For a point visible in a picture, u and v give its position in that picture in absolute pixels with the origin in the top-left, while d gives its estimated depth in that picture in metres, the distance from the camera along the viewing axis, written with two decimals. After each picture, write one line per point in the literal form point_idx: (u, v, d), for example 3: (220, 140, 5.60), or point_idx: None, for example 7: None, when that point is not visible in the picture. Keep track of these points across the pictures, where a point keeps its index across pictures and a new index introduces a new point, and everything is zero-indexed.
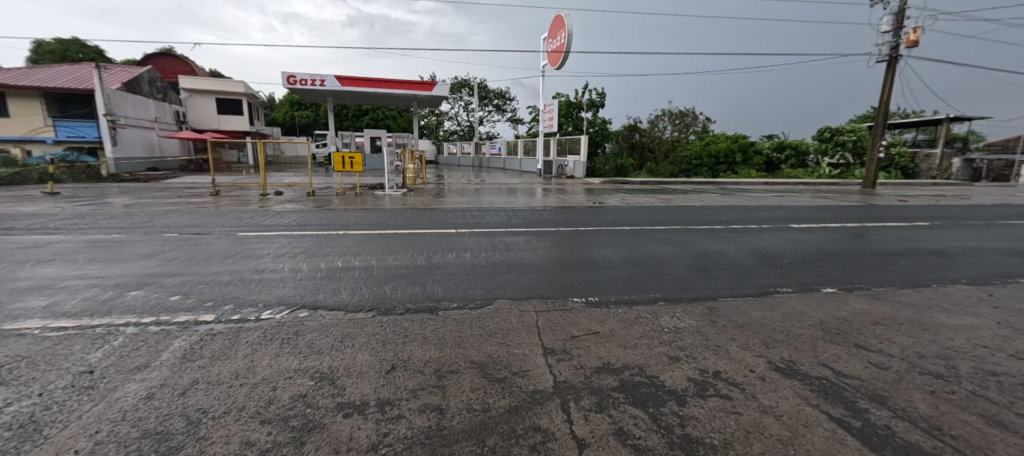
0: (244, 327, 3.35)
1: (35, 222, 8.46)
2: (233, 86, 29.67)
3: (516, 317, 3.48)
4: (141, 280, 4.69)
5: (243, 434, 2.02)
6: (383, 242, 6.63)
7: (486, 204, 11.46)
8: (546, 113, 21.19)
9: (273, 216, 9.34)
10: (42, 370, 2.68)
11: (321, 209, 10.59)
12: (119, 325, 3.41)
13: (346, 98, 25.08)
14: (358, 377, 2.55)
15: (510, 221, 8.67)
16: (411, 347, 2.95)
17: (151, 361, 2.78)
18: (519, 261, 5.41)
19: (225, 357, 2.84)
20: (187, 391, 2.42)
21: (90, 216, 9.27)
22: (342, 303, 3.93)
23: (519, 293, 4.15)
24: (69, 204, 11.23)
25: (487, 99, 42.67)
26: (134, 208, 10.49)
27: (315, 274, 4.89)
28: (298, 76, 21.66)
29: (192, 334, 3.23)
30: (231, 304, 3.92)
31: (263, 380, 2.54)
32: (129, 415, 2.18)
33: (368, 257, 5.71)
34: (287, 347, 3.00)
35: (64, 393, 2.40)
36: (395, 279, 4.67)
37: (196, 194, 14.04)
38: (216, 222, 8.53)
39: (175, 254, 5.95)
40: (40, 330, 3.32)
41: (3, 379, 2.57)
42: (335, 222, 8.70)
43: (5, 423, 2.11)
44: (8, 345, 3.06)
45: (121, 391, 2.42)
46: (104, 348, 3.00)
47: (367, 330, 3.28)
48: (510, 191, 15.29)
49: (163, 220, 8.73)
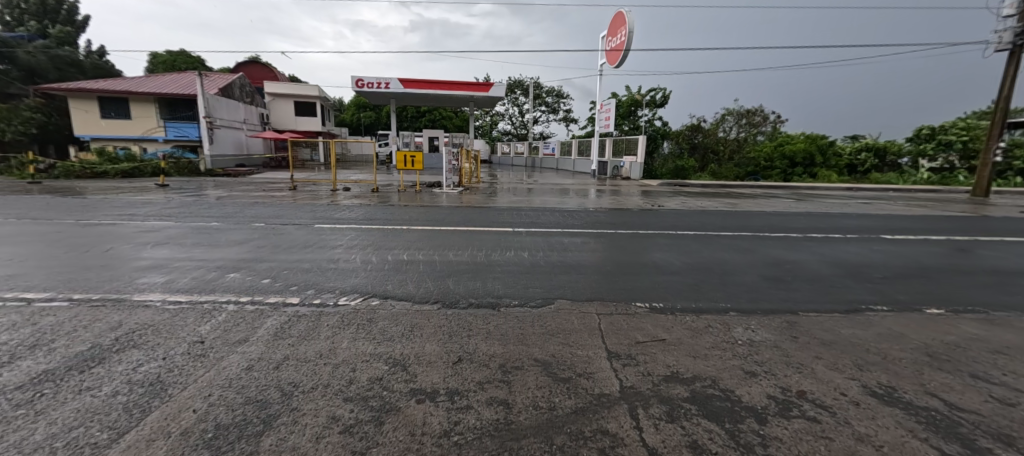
0: (325, 311, 3.65)
1: (151, 210, 9.79)
2: (308, 90, 32.11)
3: (578, 318, 3.46)
4: (237, 264, 5.28)
5: (329, 410, 2.21)
6: (443, 238, 6.87)
7: (537, 205, 11.42)
8: (602, 112, 20.75)
9: (342, 210, 10.06)
10: (164, 337, 3.10)
11: (384, 205, 11.13)
12: (223, 302, 3.86)
13: (408, 100, 26.26)
14: (427, 366, 2.68)
15: (566, 221, 8.62)
16: (477, 340, 3.05)
17: (250, 336, 3.11)
18: (577, 262, 5.35)
19: (310, 338, 3.10)
20: (280, 365, 2.67)
21: (193, 206, 10.58)
22: (409, 294, 4.14)
23: (580, 294, 4.11)
24: (176, 195, 12.84)
25: (541, 98, 42.50)
26: (226, 200, 11.76)
27: (382, 266, 5.18)
28: (366, 79, 22.99)
29: (282, 314, 3.57)
30: (313, 289, 4.29)
31: (344, 361, 2.74)
32: (234, 382, 2.46)
33: (430, 252, 5.94)
34: (362, 332, 3.22)
35: (182, 358, 2.75)
36: (456, 274, 4.83)
37: (276, 188, 15.47)
38: (293, 214, 9.31)
39: (259, 242, 6.57)
40: (162, 302, 3.86)
41: (136, 342, 3.02)
42: (396, 217, 9.20)
43: (141, 378, 2.52)
44: (139, 313, 3.59)
45: (226, 360, 2.73)
46: (212, 321, 3.41)
47: (434, 321, 3.42)
48: (563, 191, 15.28)
49: (250, 211, 9.72)
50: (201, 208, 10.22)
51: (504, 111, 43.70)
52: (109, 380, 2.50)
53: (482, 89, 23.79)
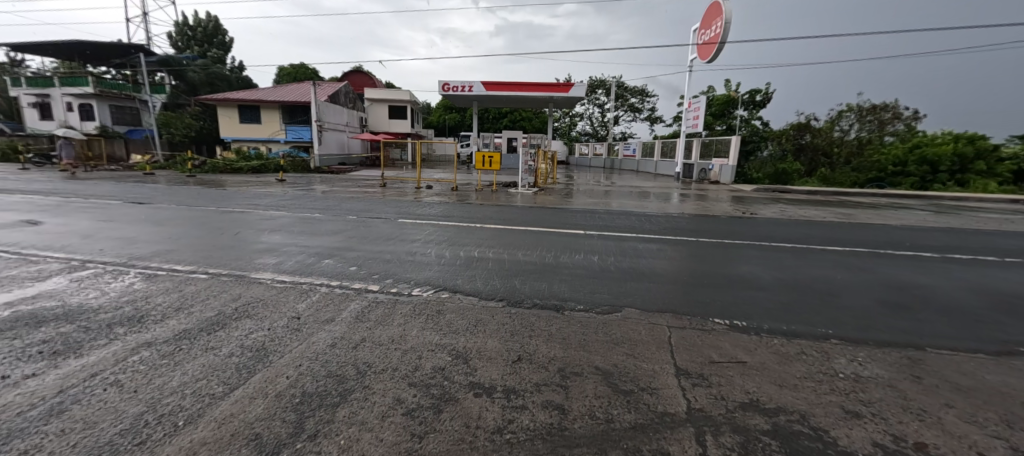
0: (400, 300, 3.88)
1: (269, 201, 11.27)
2: (401, 95, 34.63)
3: (646, 329, 3.27)
4: (331, 251, 5.85)
5: (395, 393, 2.34)
6: (514, 238, 6.94)
7: (614, 208, 11.04)
8: (690, 111, 19.52)
9: (423, 207, 10.65)
10: (270, 311, 3.54)
11: (462, 203, 11.54)
12: (318, 284, 4.30)
13: (490, 102, 26.98)
14: (487, 361, 2.71)
15: (643, 226, 8.23)
16: (538, 341, 3.02)
17: (335, 317, 3.42)
18: (650, 270, 5.07)
19: (384, 323, 3.32)
20: (358, 346, 2.91)
21: (301, 198, 11.97)
22: (476, 290, 4.24)
23: (650, 303, 3.89)
24: (289, 189, 14.64)
25: (621, 97, 41.06)
26: (327, 194, 13.11)
27: (455, 261, 5.38)
28: (452, 83, 24.05)
29: (363, 299, 3.88)
30: (392, 278, 4.60)
31: (412, 348, 2.88)
32: (318, 358, 2.73)
33: (500, 250, 6.03)
34: (431, 322, 3.37)
35: (281, 332, 3.12)
36: (523, 273, 4.84)
37: (369, 185, 16.88)
38: (382, 209, 10.09)
39: (351, 233, 7.20)
40: (272, 280, 4.42)
41: (249, 313, 3.49)
42: (473, 215, 9.51)
43: (248, 346, 2.90)
44: (254, 288, 4.16)
45: (315, 337, 3.05)
46: (307, 300, 3.81)
47: (497, 318, 3.46)
48: (642, 194, 14.65)
49: (346, 205, 10.73)
50: (308, 201, 11.53)
51: (582, 112, 43.00)
52: (225, 344, 2.93)
53: (562, 89, 23.62)
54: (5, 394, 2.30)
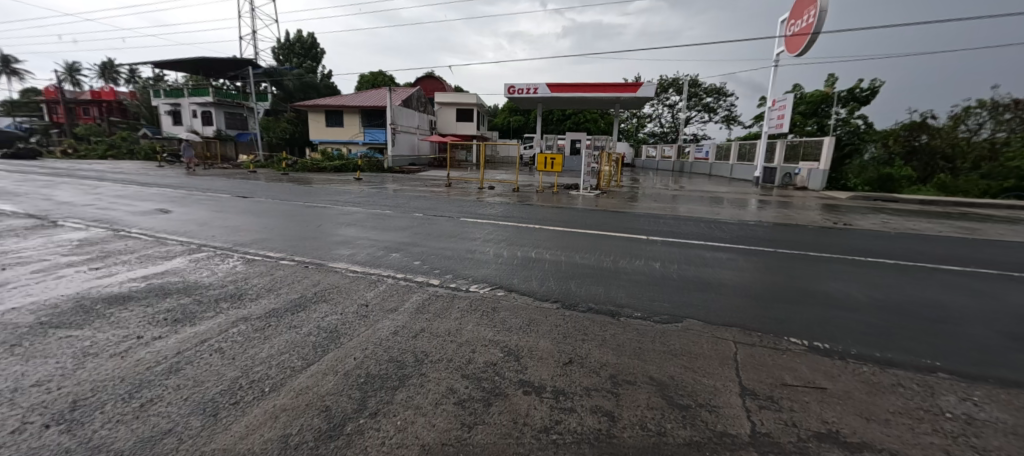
0: (458, 295, 4.01)
1: (346, 198, 12.22)
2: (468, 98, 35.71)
3: (708, 342, 3.08)
4: (398, 246, 6.19)
5: (448, 383, 2.42)
6: (572, 240, 6.87)
7: (681, 213, 10.50)
8: (774, 110, 18.02)
9: (486, 207, 10.91)
10: (342, 297, 3.84)
11: (523, 204, 11.64)
12: (385, 275, 4.58)
13: (554, 104, 26.91)
14: (538, 361, 2.71)
15: (712, 233, 7.74)
16: (591, 345, 2.96)
17: (398, 307, 3.63)
18: (717, 280, 4.75)
19: (442, 316, 3.46)
20: (417, 336, 3.05)
21: (374, 196, 12.82)
22: (532, 290, 4.26)
23: (715, 316, 3.65)
24: (363, 187, 15.75)
25: (694, 97, 38.88)
26: (398, 192, 13.92)
27: (512, 261, 5.44)
28: (517, 85, 24.37)
29: (425, 292, 4.06)
30: (452, 274, 4.77)
31: (466, 342, 2.97)
32: (381, 344, 2.91)
33: (558, 252, 6.00)
34: (486, 318, 3.44)
35: (350, 317, 3.37)
36: (580, 276, 4.78)
37: (435, 184, 17.63)
38: (447, 208, 10.49)
39: (417, 230, 7.59)
40: (346, 269, 4.79)
41: (324, 298, 3.81)
42: (533, 216, 9.56)
43: (322, 328, 3.17)
44: (330, 276, 4.53)
45: (379, 324, 3.26)
46: (375, 290, 4.08)
47: (551, 319, 3.45)
48: (714, 199, 13.78)
49: (414, 203, 11.30)
50: (380, 198, 12.32)
51: (650, 113, 41.39)
52: (304, 324, 3.23)
53: (630, 90, 22.89)
54: (136, 350, 2.73)
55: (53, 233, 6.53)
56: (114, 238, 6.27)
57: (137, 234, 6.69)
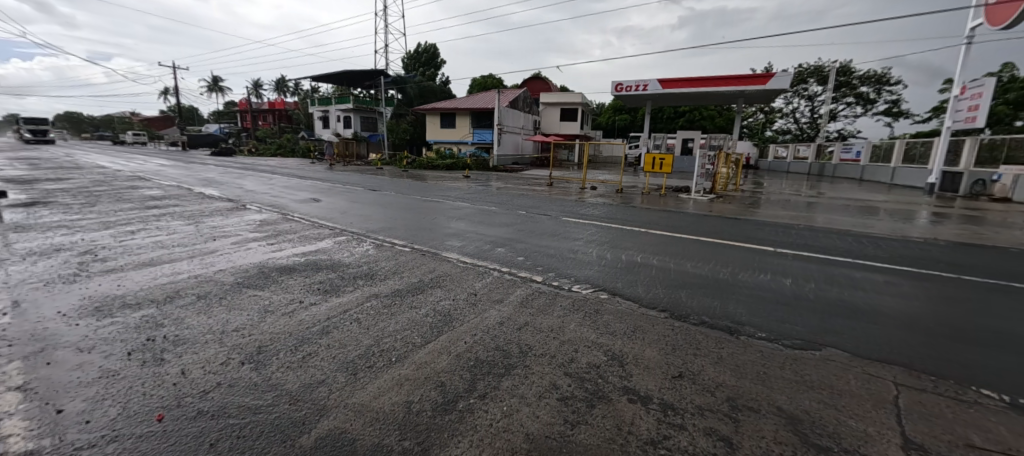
0: (561, 293, 4.05)
1: (456, 194, 13.12)
2: (574, 97, 35.43)
3: (855, 378, 2.63)
4: (503, 241, 6.47)
5: (551, 379, 2.47)
6: (682, 247, 6.42)
7: (817, 223, 9.09)
8: (963, 100, 14.44)
9: (587, 207, 10.77)
10: (455, 285, 4.16)
11: (627, 206, 11.24)
12: (492, 268, 4.83)
13: (666, 100, 25.32)
14: (645, 370, 2.61)
15: (861, 250, 6.55)
16: (705, 362, 2.75)
17: (505, 299, 3.80)
18: (869, 307, 4.00)
19: (546, 312, 3.53)
20: (521, 328, 3.17)
21: (481, 193, 13.55)
22: (637, 296, 4.09)
23: (865, 349, 3.09)
24: (471, 184, 16.73)
25: (843, 86, 33.11)
26: (502, 190, 14.49)
27: (616, 264, 5.29)
28: (626, 82, 23.52)
29: (528, 287, 4.18)
30: (554, 272, 4.83)
31: (569, 341, 2.99)
32: (489, 332, 3.09)
33: (666, 259, 5.66)
34: (589, 319, 3.42)
35: (461, 304, 3.64)
36: (691, 286, 4.45)
37: (538, 183, 17.94)
38: (549, 207, 10.61)
39: (520, 226, 7.83)
40: (457, 260, 5.18)
41: (439, 285, 4.18)
42: (638, 218, 9.16)
43: (438, 310, 3.48)
44: (445, 264, 4.95)
45: (487, 313, 3.46)
46: (482, 281, 4.33)
47: (659, 328, 3.28)
48: (862, 209, 11.63)
49: (518, 201, 11.67)
50: (486, 195, 12.94)
51: (782, 107, 36.39)
52: (423, 306, 3.58)
53: (759, 82, 20.37)
54: (299, 312, 3.32)
55: (243, 214, 8.23)
56: (282, 220, 7.68)
57: (297, 217, 8.10)
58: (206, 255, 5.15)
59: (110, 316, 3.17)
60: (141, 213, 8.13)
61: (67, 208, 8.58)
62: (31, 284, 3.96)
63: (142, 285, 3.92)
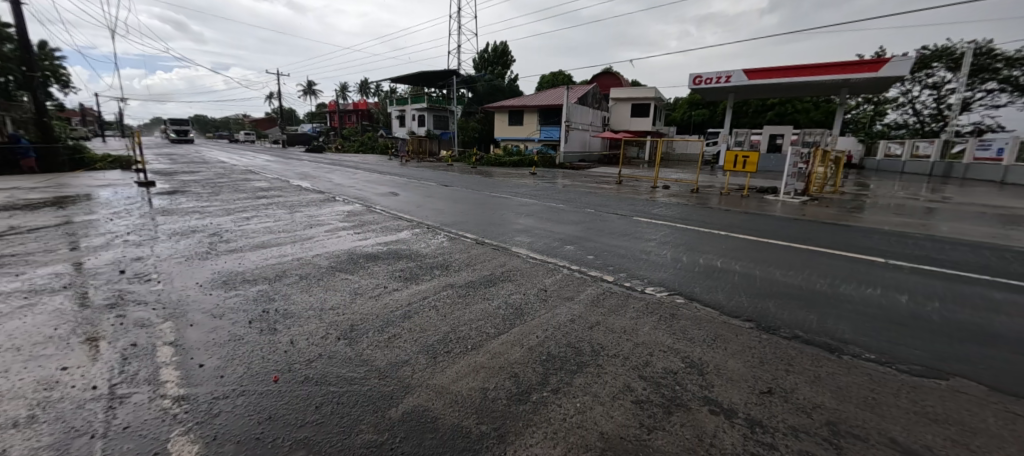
0: (633, 295, 3.92)
1: (523, 190, 13.21)
2: (645, 92, 33.73)
3: (992, 417, 2.23)
4: (573, 239, 6.41)
5: (625, 381, 2.42)
6: (769, 253, 5.88)
7: (940, 233, 7.80)
8: None
9: (658, 207, 10.28)
10: (525, 280, 4.23)
11: (703, 206, 10.55)
12: (561, 265, 4.82)
13: (751, 93, 23.27)
14: (727, 381, 2.45)
15: (1003, 267, 5.50)
16: (798, 379, 2.51)
17: (575, 297, 3.78)
18: (1012, 334, 3.36)
19: (618, 313, 3.44)
20: (593, 327, 3.13)
21: (547, 190, 13.52)
22: (719, 302, 3.84)
23: (1008, 383, 2.61)
24: (538, 181, 16.74)
25: (981, 70, 27.92)
26: (569, 188, 14.32)
27: (693, 268, 5.00)
28: (705, 75, 21.99)
29: (599, 286, 4.11)
30: (626, 273, 4.69)
31: (644, 344, 2.89)
32: (560, 328, 3.09)
33: (751, 265, 5.23)
34: (665, 323, 3.28)
35: (532, 299, 3.68)
36: (781, 296, 4.07)
37: (607, 181, 17.46)
38: (618, 206, 10.29)
39: (589, 225, 7.69)
40: (526, 255, 5.24)
41: (510, 278, 4.27)
42: (716, 220, 8.55)
43: (510, 303, 3.57)
44: (515, 259, 5.03)
45: (558, 309, 3.47)
46: (552, 277, 4.34)
47: (743, 339, 3.05)
48: (1001, 218, 9.75)
49: (586, 199, 11.45)
50: (553, 192, 12.85)
51: (897, 97, 31.60)
52: (495, 298, 3.69)
53: (868, 69, 17.86)
54: (384, 297, 3.60)
55: (333, 205, 9.06)
56: (367, 212, 8.32)
57: (378, 210, 8.70)
58: (305, 240, 5.76)
59: (234, 289, 3.69)
60: (251, 203, 9.28)
61: (196, 197, 10.06)
62: (176, 259, 4.73)
63: (257, 264, 4.50)
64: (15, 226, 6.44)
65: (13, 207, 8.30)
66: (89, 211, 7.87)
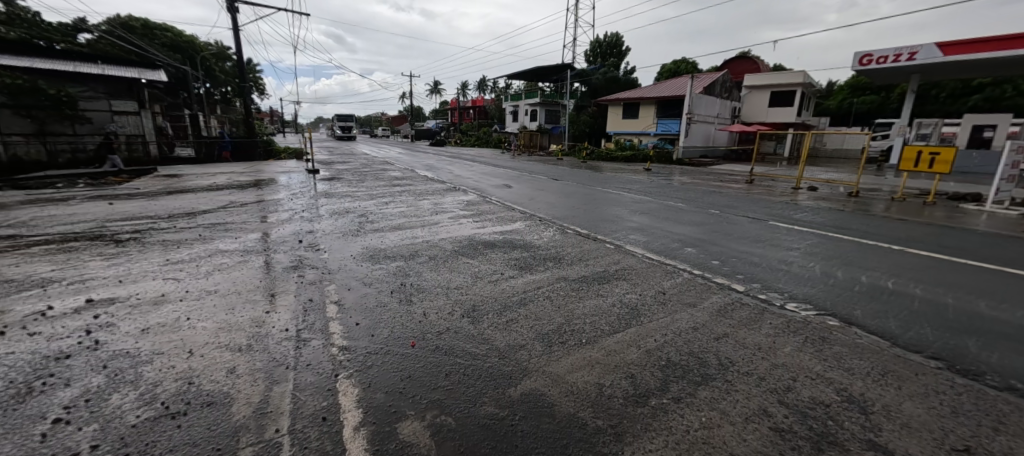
0: (771, 309, 3.45)
1: (638, 187, 12.58)
2: (792, 77, 28.83)
3: None
4: (694, 241, 5.91)
5: (762, 403, 2.15)
6: (967, 277, 4.61)
7: None
8: None
9: (801, 211, 8.86)
10: (642, 280, 4.04)
11: (862, 213, 8.78)
12: (681, 268, 4.49)
13: (946, 72, 18.36)
14: (902, 427, 2.01)
15: None
16: (1013, 443, 1.94)
17: (698, 304, 3.48)
18: None
19: (751, 327, 3.07)
20: (720, 339, 2.86)
21: (665, 187, 12.65)
22: (888, 331, 3.15)
23: None
24: (654, 177, 15.74)
25: None
26: (690, 186, 13.19)
27: (850, 286, 4.19)
28: (877, 53, 18.00)
29: (727, 296, 3.71)
30: (760, 284, 4.16)
31: (784, 366, 2.54)
32: (682, 335, 2.89)
33: (937, 290, 4.17)
34: (813, 346, 2.83)
35: (648, 301, 3.51)
36: (986, 335, 3.16)
37: (736, 180, 15.63)
38: (750, 207, 9.13)
39: (714, 227, 6.99)
40: (641, 255, 5.00)
41: (625, 277, 4.13)
42: (883, 231, 7.02)
43: (625, 303, 3.44)
44: (629, 258, 4.85)
45: (679, 314, 3.24)
46: (671, 280, 4.07)
47: (927, 381, 2.46)
48: None
49: (710, 198, 10.41)
50: (671, 190, 11.99)
51: None
52: (610, 295, 3.60)
53: None
54: (501, 282, 3.80)
55: (454, 195, 9.81)
56: (483, 202, 8.82)
57: (494, 200, 9.15)
58: (432, 225, 6.37)
59: (378, 263, 4.28)
60: (388, 190, 10.57)
61: (347, 183, 11.83)
62: (335, 234, 5.66)
63: (394, 243, 5.13)
64: (230, 201, 8.40)
65: (228, 187, 10.80)
66: (276, 192, 9.84)
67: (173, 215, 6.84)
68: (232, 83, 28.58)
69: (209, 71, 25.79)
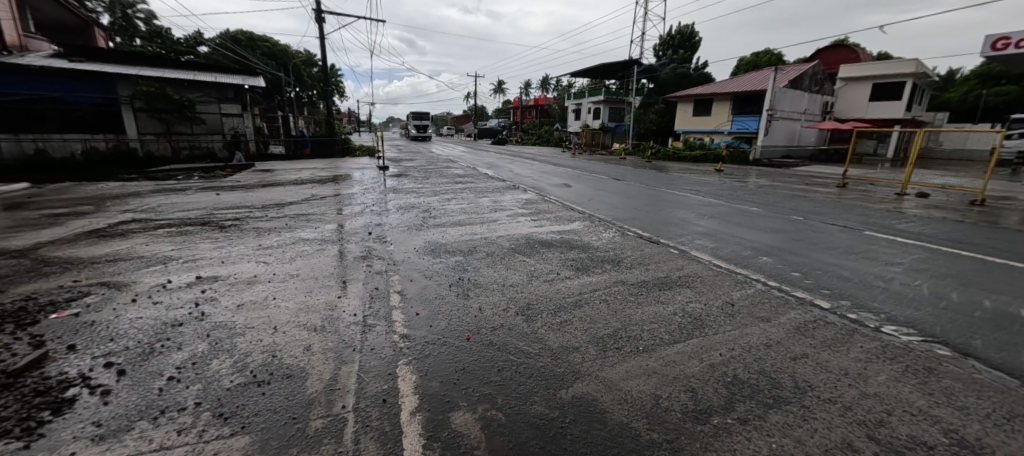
0: (861, 331, 3.07)
1: (708, 189, 11.83)
2: (903, 66, 25.47)
3: None
4: (771, 249, 5.43)
5: (844, 435, 1.93)
6: None
7: None
8: None
9: (905, 220, 7.78)
10: (708, 289, 3.80)
11: (985, 225, 7.51)
12: (754, 278, 4.16)
13: None
14: None
15: None
16: None
17: (773, 319, 3.19)
18: None
19: (836, 349, 2.76)
20: (797, 359, 2.61)
21: (739, 189, 11.76)
22: (1016, 367, 2.67)
23: None
24: (727, 179, 14.69)
25: None
26: (769, 188, 12.13)
27: (968, 311, 3.60)
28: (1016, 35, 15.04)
29: (808, 312, 3.37)
30: (850, 301, 3.72)
31: (875, 396, 2.26)
32: (751, 351, 2.68)
33: None
34: (914, 377, 2.48)
35: (715, 312, 3.28)
36: None
37: (824, 183, 14.11)
38: (840, 215, 8.19)
39: (795, 235, 6.36)
40: (708, 261, 4.71)
41: (689, 285, 3.91)
42: (1015, 247, 5.94)
43: (688, 312, 3.27)
44: (695, 264, 4.58)
45: (750, 329, 3.00)
46: (742, 291, 3.78)
47: None
48: None
49: (792, 203, 9.50)
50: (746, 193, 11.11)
51: None
52: (672, 303, 3.43)
53: None
54: (557, 283, 3.77)
55: (513, 193, 9.91)
56: (542, 201, 8.82)
57: (553, 200, 9.10)
58: (491, 222, 6.50)
59: (439, 257, 4.46)
60: (451, 187, 10.96)
61: (414, 180, 12.44)
62: (401, 228, 5.98)
63: (454, 239, 5.31)
64: (311, 195, 9.21)
65: (311, 181, 11.86)
66: (351, 187, 10.60)
67: (265, 205, 7.65)
68: (318, 87, 31.24)
69: (298, 76, 28.40)
